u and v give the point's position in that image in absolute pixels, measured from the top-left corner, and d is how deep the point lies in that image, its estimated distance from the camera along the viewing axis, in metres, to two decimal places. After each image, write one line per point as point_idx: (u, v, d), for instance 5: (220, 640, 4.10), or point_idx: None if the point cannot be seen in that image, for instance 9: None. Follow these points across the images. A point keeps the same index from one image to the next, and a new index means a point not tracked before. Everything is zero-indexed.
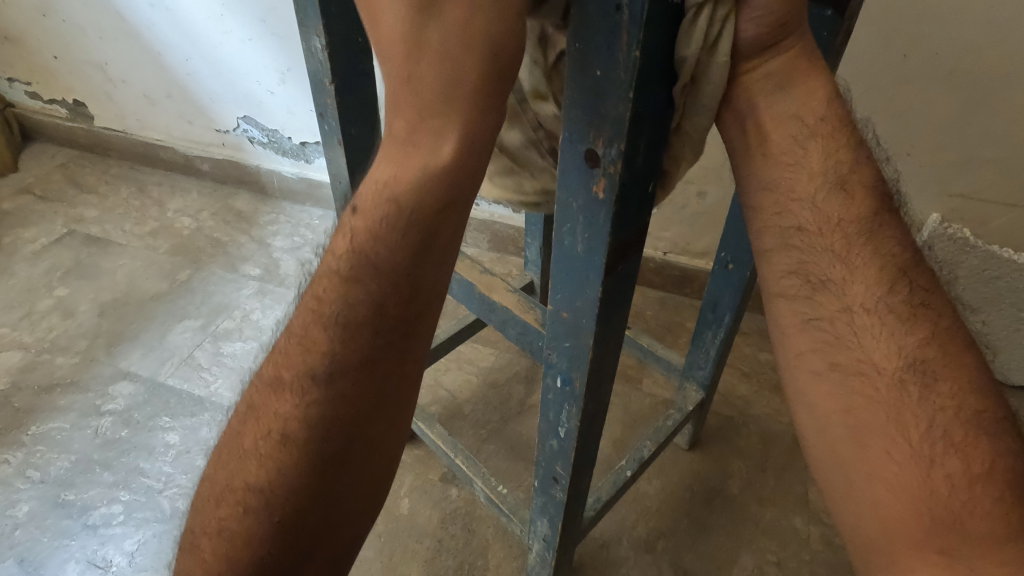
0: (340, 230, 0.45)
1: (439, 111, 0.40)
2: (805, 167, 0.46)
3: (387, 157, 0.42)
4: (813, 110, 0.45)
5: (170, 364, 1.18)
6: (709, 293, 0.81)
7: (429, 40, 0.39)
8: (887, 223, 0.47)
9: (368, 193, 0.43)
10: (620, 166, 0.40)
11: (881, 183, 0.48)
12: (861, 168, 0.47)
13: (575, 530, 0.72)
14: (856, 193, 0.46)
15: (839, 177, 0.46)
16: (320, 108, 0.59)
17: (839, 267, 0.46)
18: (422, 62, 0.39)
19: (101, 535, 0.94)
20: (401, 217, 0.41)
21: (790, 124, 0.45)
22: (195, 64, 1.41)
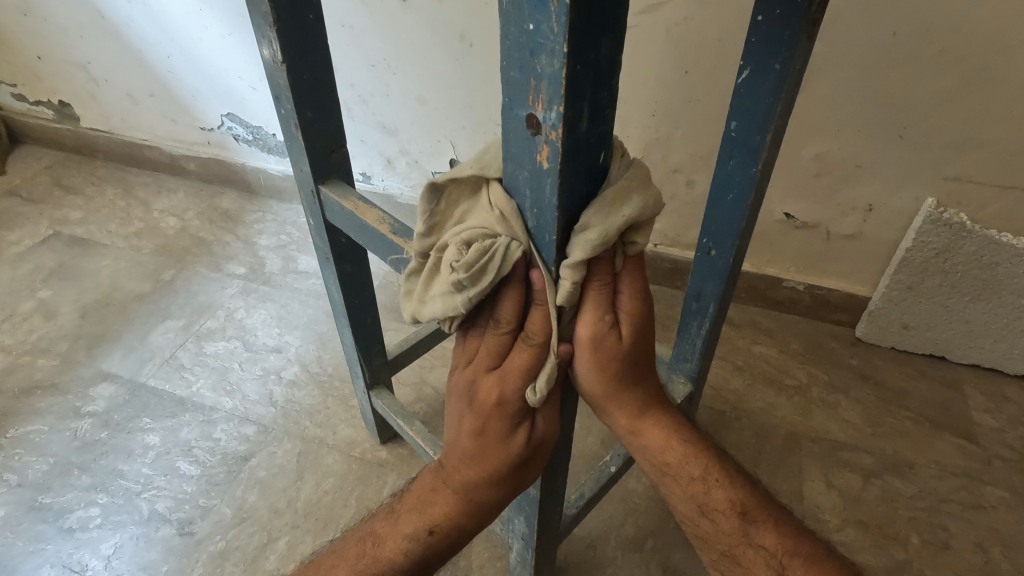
0: (407, 528, 0.54)
1: (501, 502, 0.53)
2: (675, 491, 0.58)
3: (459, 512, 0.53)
4: (652, 439, 0.56)
5: (152, 364, 1.16)
6: (692, 282, 0.77)
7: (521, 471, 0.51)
8: (759, 522, 0.55)
9: (436, 524, 0.54)
10: (561, 131, 0.35)
11: (746, 490, 0.57)
12: (721, 485, 0.57)
13: (553, 528, 0.69)
14: (720, 514, 0.56)
15: (702, 503, 0.57)
16: (275, 91, 0.57)
17: (738, 567, 0.55)
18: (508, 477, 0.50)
19: (77, 540, 0.92)
20: (454, 545, 0.55)
21: (646, 459, 0.58)
22: (176, 61, 1.39)
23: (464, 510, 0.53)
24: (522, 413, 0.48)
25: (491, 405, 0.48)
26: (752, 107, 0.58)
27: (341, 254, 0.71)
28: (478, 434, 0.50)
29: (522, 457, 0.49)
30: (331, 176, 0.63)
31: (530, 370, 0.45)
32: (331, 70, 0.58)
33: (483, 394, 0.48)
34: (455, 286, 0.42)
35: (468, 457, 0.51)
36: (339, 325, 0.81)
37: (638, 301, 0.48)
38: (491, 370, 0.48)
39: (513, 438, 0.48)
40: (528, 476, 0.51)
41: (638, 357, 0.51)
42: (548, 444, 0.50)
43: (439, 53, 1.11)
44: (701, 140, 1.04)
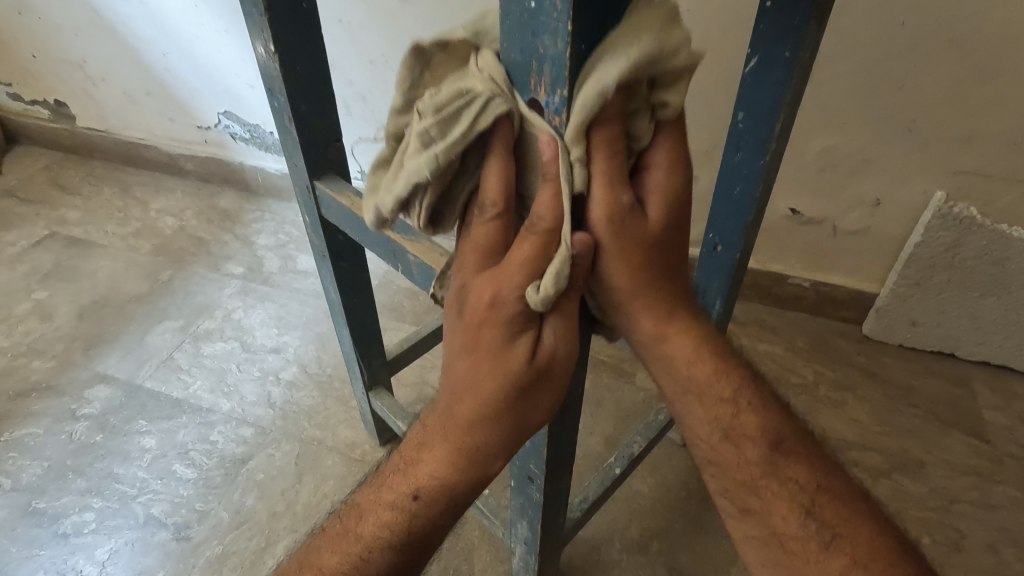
0: (390, 494, 0.47)
1: (504, 447, 0.44)
2: (695, 413, 0.51)
3: (449, 461, 0.45)
4: (678, 351, 0.49)
5: (149, 366, 1.15)
6: (697, 279, 0.75)
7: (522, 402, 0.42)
8: (790, 454, 0.50)
9: (425, 482, 0.46)
10: (564, 115, 0.36)
11: (777, 417, 0.51)
12: (753, 411, 0.50)
13: (557, 532, 0.67)
14: (744, 442, 0.50)
15: (726, 428, 0.50)
16: (268, 83, 0.56)
17: (754, 499, 0.50)
18: (506, 410, 0.42)
19: (72, 544, 0.90)
20: (451, 511, 0.47)
21: (667, 377, 0.50)
22: (172, 59, 1.37)
23: (456, 461, 0.45)
24: (525, 318, 0.41)
25: (487, 309, 0.41)
26: (759, 97, 0.56)
27: (338, 251, 0.69)
28: (471, 351, 0.43)
29: (526, 377, 0.42)
30: (326, 170, 0.62)
31: (535, 261, 0.39)
32: (325, 61, 0.56)
33: (478, 296, 0.42)
34: (422, 138, 0.38)
35: (460, 388, 0.44)
36: (337, 325, 0.80)
37: (663, 169, 0.43)
38: (488, 269, 0.42)
39: (510, 353, 0.41)
40: (534, 408, 0.43)
41: (665, 242, 0.44)
42: (552, 367, 0.42)
43: None
44: (705, 134, 1.02)
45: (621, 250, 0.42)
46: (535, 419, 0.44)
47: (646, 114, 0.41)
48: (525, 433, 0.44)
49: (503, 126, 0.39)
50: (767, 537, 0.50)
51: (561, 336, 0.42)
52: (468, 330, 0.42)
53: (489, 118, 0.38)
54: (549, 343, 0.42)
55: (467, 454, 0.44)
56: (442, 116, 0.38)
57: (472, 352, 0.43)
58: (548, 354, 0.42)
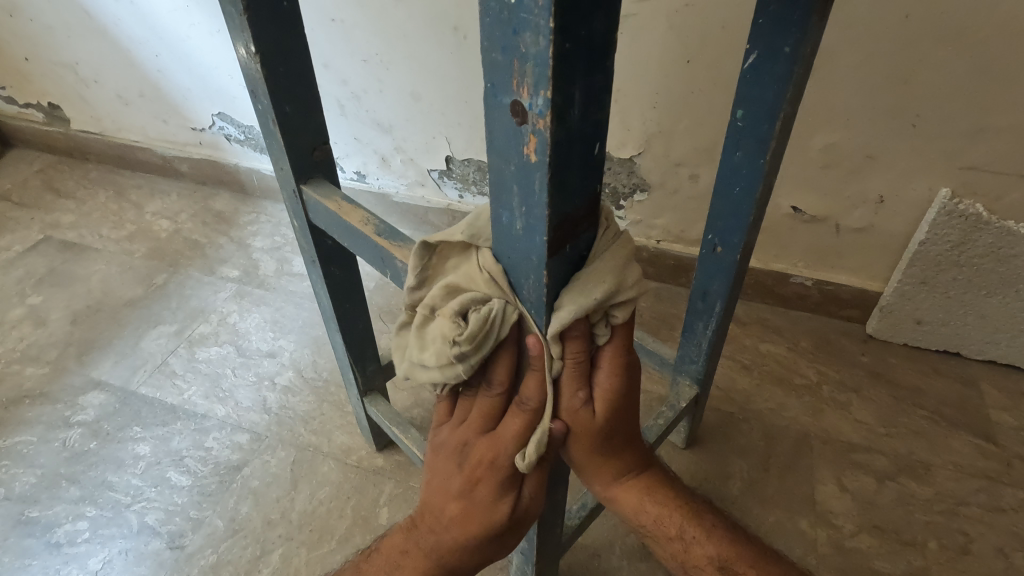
0: None
1: (481, 563, 0.52)
2: (649, 542, 0.58)
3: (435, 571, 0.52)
4: (626, 501, 0.55)
5: (143, 371, 1.14)
6: (697, 281, 0.73)
7: (502, 538, 0.49)
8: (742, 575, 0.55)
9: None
10: (550, 120, 0.29)
11: (729, 539, 0.57)
12: (701, 540, 0.56)
13: (555, 542, 0.66)
14: (702, 568, 0.56)
15: (683, 557, 0.57)
16: (251, 86, 0.54)
17: None
18: (488, 544, 0.49)
19: (65, 554, 0.89)
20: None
21: (628, 521, 0.57)
22: (165, 60, 1.36)
23: (440, 572, 0.52)
24: (510, 485, 0.46)
25: (482, 469, 0.46)
26: (760, 94, 0.54)
27: (329, 257, 0.68)
28: (462, 496, 0.48)
29: (507, 528, 0.48)
30: (313, 174, 0.60)
31: (519, 437, 0.44)
32: (310, 62, 0.54)
33: (477, 456, 0.46)
34: (456, 359, 0.40)
35: (450, 521, 0.50)
36: (330, 331, 0.78)
37: (616, 368, 0.45)
38: (484, 433, 0.46)
39: (497, 505, 0.47)
40: (511, 541, 0.50)
41: (622, 422, 0.48)
42: (529, 512, 0.49)
43: (432, 47, 1.08)
44: (705, 132, 1.00)
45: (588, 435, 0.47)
46: (509, 545, 0.51)
47: (602, 326, 0.43)
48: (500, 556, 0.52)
49: (514, 328, 0.42)
50: None
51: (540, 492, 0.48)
52: (461, 480, 0.48)
53: (507, 331, 0.41)
54: (530, 496, 0.48)
55: (449, 568, 0.51)
56: (471, 340, 0.39)
57: (463, 497, 0.48)
58: (528, 505, 0.48)
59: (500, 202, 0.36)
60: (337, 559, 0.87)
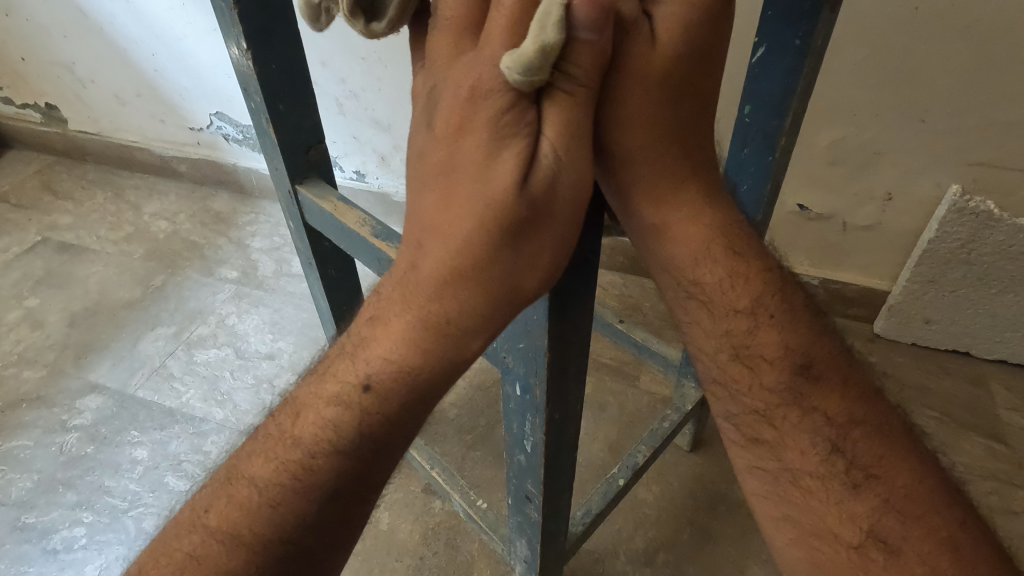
0: (341, 380, 0.41)
1: (478, 311, 0.39)
2: (705, 320, 0.49)
3: (415, 323, 0.40)
4: (683, 238, 0.47)
5: (140, 375, 1.12)
6: None
7: (504, 243, 0.38)
8: (822, 378, 0.46)
9: (379, 362, 0.40)
10: None
11: (813, 325, 0.49)
12: (773, 326, 0.48)
13: (559, 550, 0.64)
14: (763, 362, 0.48)
15: (738, 344, 0.48)
16: (242, 82, 0.52)
17: (769, 429, 0.47)
18: (484, 250, 0.38)
19: (61, 561, 0.88)
20: (410, 404, 0.40)
21: (676, 271, 0.48)
22: (161, 59, 1.34)
23: (423, 332, 0.39)
24: (509, 125, 0.37)
25: (462, 110, 0.38)
26: (767, 89, 0.52)
27: (325, 258, 0.67)
28: (443, 180, 0.40)
29: (514, 215, 0.37)
30: (308, 174, 0.58)
31: (513, 28, 0.37)
32: (303, 58, 0.53)
33: (450, 101, 0.39)
34: None
35: (432, 229, 0.40)
36: (328, 334, 0.77)
37: (688, 25, 0.39)
38: (464, 60, 0.39)
39: (491, 172, 0.38)
40: (523, 254, 0.38)
41: (682, 98, 0.42)
42: (541, 200, 0.38)
43: None
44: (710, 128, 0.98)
45: (635, 92, 0.40)
46: (522, 283, 0.38)
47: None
48: (509, 294, 0.39)
49: None
50: (778, 469, 0.47)
51: (551, 147, 0.37)
52: (444, 142, 0.39)
53: None
54: (539, 154, 0.38)
55: (437, 320, 0.39)
56: None
57: (444, 179, 0.40)
58: (537, 180, 0.38)
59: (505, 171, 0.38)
60: None
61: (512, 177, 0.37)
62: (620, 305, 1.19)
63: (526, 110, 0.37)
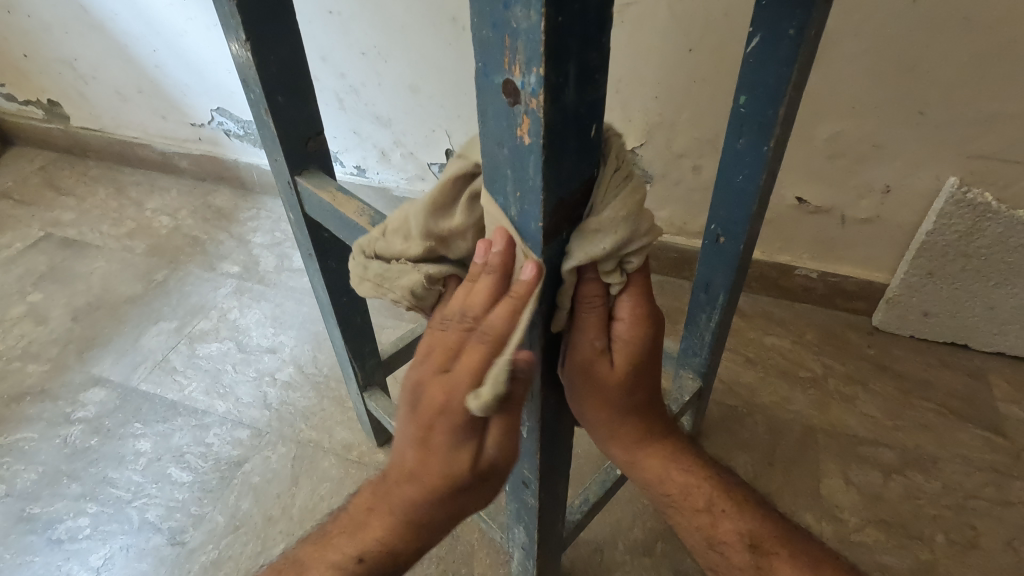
0: (337, 552, 0.49)
1: (444, 519, 0.45)
2: (677, 522, 0.55)
3: (393, 529, 0.46)
4: (648, 469, 0.54)
5: (143, 369, 1.13)
6: (699, 272, 0.72)
7: (462, 498, 0.43)
8: (772, 555, 0.51)
9: (371, 546, 0.47)
10: (543, 100, 0.27)
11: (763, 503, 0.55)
12: (728, 516, 0.54)
13: (557, 537, 0.65)
14: (732, 547, 0.52)
15: (710, 538, 0.54)
16: (242, 74, 0.53)
17: None
18: (446, 502, 0.43)
19: (66, 551, 0.89)
20: (396, 568, 0.48)
21: (652, 492, 0.55)
22: (162, 55, 1.35)
23: (405, 532, 0.46)
24: (468, 430, 0.39)
25: (436, 409, 0.38)
26: (763, 79, 0.53)
27: (325, 249, 0.67)
28: (416, 443, 0.41)
29: (467, 484, 0.41)
30: (308, 165, 0.59)
31: (478, 371, 0.36)
32: (302, 50, 0.53)
33: (427, 399, 0.38)
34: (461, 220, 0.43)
35: (409, 471, 0.43)
36: (329, 326, 0.77)
37: (638, 317, 0.43)
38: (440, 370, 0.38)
39: (453, 457, 0.40)
40: (477, 496, 0.43)
41: (643, 379, 0.47)
42: (489, 474, 0.41)
43: (429, 38, 1.06)
44: (709, 121, 0.98)
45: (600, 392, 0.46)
46: (473, 506, 0.45)
47: (618, 275, 0.39)
48: (463, 514, 0.46)
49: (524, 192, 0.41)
50: None
51: (499, 447, 0.40)
52: (418, 423, 0.40)
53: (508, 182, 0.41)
54: (488, 444, 0.40)
55: (412, 529, 0.46)
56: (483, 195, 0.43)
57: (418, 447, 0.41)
58: (488, 463, 0.40)
59: (489, 181, 0.34)
60: None
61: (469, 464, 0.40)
62: None
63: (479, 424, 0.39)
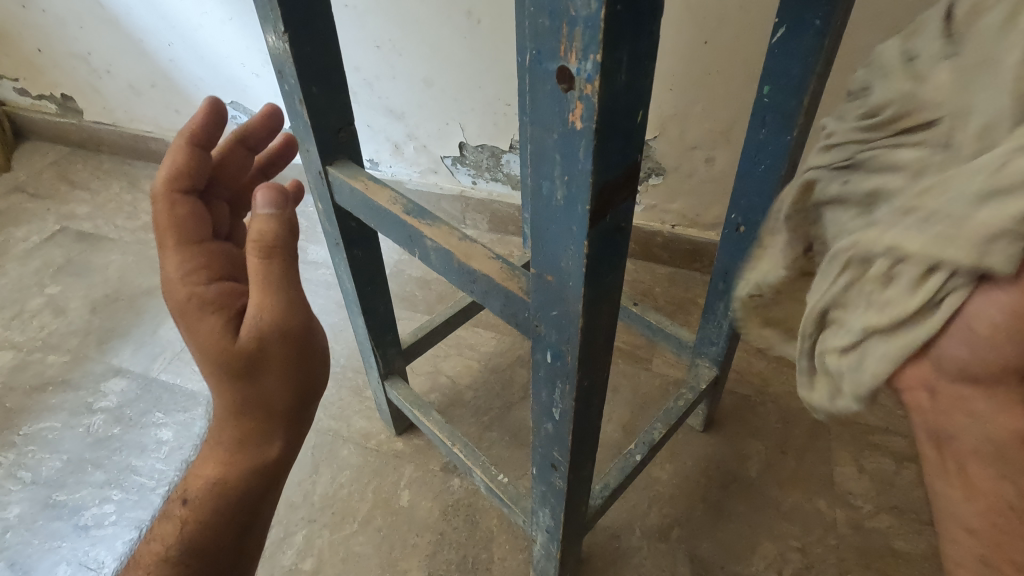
0: (171, 508, 0.52)
1: (248, 417, 0.51)
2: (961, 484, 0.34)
3: (212, 457, 0.52)
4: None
5: (162, 359, 1.15)
6: (719, 261, 0.73)
7: (256, 380, 0.49)
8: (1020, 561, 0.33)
9: (194, 487, 0.51)
10: (599, 84, 0.29)
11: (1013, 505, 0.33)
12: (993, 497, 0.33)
13: (580, 521, 0.66)
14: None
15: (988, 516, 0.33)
16: (277, 65, 0.54)
17: None
18: (239, 388, 0.49)
19: (92, 536, 0.91)
20: (231, 515, 0.51)
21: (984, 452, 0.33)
22: (177, 49, 1.36)
23: (224, 456, 0.51)
24: (209, 301, 0.49)
25: (183, 297, 0.48)
26: (785, 70, 0.54)
27: (352, 239, 0.68)
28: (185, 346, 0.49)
29: (237, 361, 0.48)
30: (338, 155, 0.60)
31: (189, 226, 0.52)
32: (336, 42, 0.55)
33: (177, 297, 0.49)
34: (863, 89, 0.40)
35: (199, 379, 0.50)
36: (352, 315, 0.79)
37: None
38: (180, 261, 0.50)
39: (211, 336, 0.48)
40: (267, 379, 0.50)
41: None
42: (254, 346, 0.48)
43: (444, 31, 1.07)
44: (723, 113, 0.99)
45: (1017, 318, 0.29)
46: (275, 398, 0.51)
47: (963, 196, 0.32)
48: (271, 408, 0.51)
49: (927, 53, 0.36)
50: None
51: (248, 315, 0.48)
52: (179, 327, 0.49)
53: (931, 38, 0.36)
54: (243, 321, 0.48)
55: (230, 447, 0.51)
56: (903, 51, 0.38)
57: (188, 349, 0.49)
58: (245, 334, 0.48)
59: (536, 165, 0.35)
60: (361, 541, 0.88)
61: (224, 337, 0.48)
62: (632, 290, 1.21)
63: (221, 293, 0.50)
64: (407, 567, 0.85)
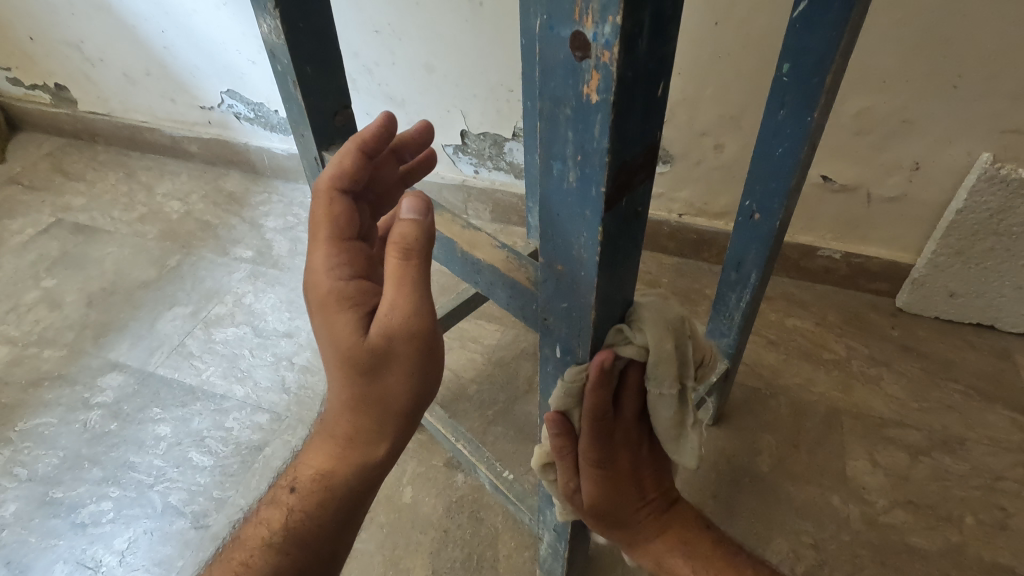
0: (281, 491, 0.52)
1: (366, 418, 0.47)
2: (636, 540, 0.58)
3: (322, 451, 0.49)
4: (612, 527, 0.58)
5: (161, 353, 1.13)
6: (731, 250, 0.70)
7: (381, 383, 0.45)
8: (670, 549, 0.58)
9: (304, 476, 0.50)
10: (617, 50, 0.26)
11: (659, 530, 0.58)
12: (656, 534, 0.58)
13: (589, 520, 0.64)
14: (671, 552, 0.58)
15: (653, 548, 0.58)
16: (268, 46, 0.51)
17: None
18: (363, 388, 0.45)
19: (90, 534, 0.89)
20: (339, 506, 0.50)
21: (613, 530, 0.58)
22: (171, 36, 1.33)
23: (336, 450, 0.49)
24: (348, 297, 0.45)
25: (322, 292, 0.45)
26: (808, 44, 0.51)
27: None
28: (318, 338, 0.47)
29: (364, 362, 0.44)
30: (335, 141, 0.58)
31: (336, 217, 0.47)
32: (331, 20, 0.52)
33: (315, 288, 0.46)
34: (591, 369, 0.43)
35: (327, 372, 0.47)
36: None
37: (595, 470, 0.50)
38: (324, 253, 0.46)
39: (345, 333, 0.44)
40: (389, 382, 0.45)
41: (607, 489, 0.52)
42: (383, 347, 0.43)
43: (444, 14, 1.04)
44: (734, 98, 0.96)
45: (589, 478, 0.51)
46: (395, 404, 0.46)
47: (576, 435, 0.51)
48: (391, 412, 0.46)
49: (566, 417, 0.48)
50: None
51: (383, 313, 0.43)
52: (315, 315, 0.46)
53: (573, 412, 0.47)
54: (377, 318, 0.43)
55: (342, 443, 0.48)
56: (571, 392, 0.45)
57: (322, 342, 0.46)
58: (374, 334, 0.43)
59: (546, 147, 0.33)
60: (363, 538, 0.86)
61: (354, 333, 0.44)
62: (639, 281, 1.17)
63: (363, 294, 0.45)
64: (410, 565, 0.83)
